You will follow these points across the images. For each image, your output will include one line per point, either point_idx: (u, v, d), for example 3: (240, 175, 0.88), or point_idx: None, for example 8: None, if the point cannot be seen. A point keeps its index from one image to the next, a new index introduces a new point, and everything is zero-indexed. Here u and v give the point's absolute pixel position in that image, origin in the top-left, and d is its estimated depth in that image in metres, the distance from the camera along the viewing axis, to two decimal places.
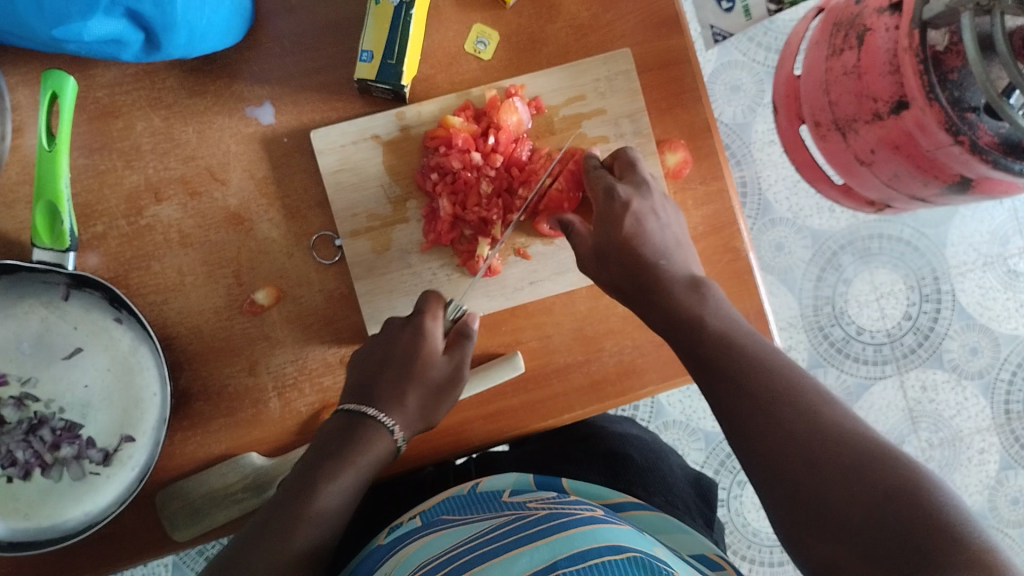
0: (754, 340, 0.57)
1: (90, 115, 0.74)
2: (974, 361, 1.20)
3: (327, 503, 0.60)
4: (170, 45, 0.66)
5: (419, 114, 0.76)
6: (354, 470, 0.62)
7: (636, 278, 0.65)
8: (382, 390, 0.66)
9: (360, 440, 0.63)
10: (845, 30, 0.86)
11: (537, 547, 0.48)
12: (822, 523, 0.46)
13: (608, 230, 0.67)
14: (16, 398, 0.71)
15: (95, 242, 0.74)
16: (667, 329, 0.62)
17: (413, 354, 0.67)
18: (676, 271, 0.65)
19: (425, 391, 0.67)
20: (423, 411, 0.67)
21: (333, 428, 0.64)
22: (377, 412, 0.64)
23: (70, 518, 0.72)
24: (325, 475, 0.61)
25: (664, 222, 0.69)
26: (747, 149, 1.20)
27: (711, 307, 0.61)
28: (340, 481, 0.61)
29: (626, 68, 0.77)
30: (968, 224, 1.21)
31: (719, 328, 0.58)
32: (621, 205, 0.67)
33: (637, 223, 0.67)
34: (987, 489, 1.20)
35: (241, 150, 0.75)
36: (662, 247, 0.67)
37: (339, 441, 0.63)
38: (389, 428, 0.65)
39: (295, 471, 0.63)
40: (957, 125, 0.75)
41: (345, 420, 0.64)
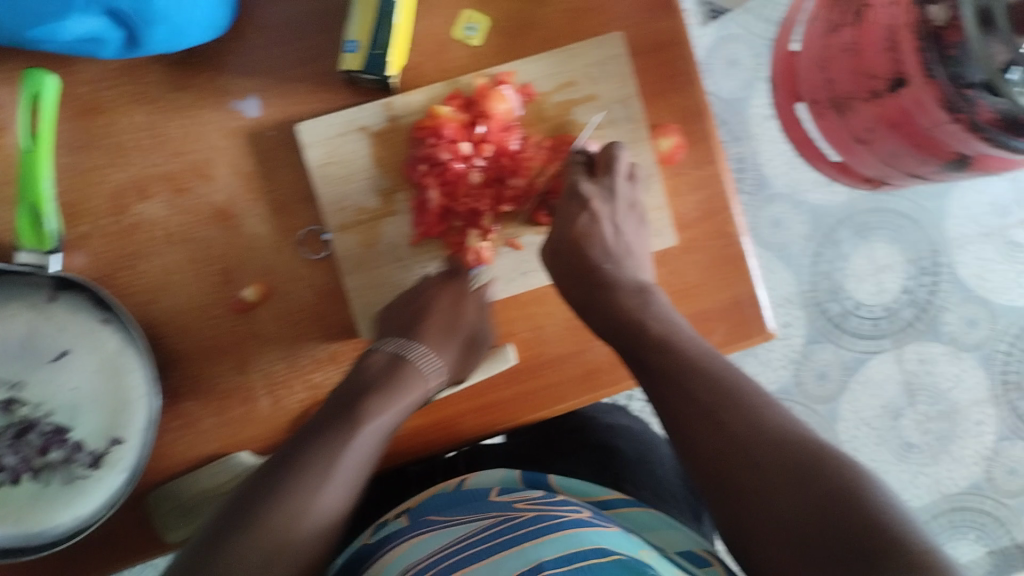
0: (694, 343, 0.60)
1: (71, 113, 0.72)
2: (972, 333, 1.20)
3: (368, 438, 0.64)
4: (151, 44, 0.64)
5: (406, 103, 0.75)
6: (398, 407, 0.66)
7: (584, 280, 0.68)
8: (427, 337, 0.72)
9: (404, 379, 0.68)
10: (843, 7, 0.85)
11: (523, 549, 0.48)
12: (770, 528, 0.47)
13: (562, 224, 0.71)
14: (4, 402, 0.70)
15: (80, 242, 0.73)
16: (607, 331, 0.65)
17: (458, 304, 0.73)
18: (622, 274, 0.69)
19: (467, 342, 0.73)
20: (457, 365, 0.73)
21: (378, 366, 0.69)
22: (422, 354, 0.71)
23: (61, 523, 0.70)
24: (370, 407, 0.65)
25: (619, 229, 0.72)
26: (743, 124, 1.18)
27: (653, 310, 0.64)
28: (381, 417, 0.65)
29: (616, 53, 0.75)
30: (967, 196, 1.20)
31: (660, 332, 0.61)
32: (580, 203, 0.71)
33: (589, 223, 0.71)
34: (984, 459, 1.20)
35: (225, 144, 0.74)
36: (609, 253, 0.70)
37: (382, 379, 0.68)
38: (428, 376, 0.71)
39: (334, 397, 0.67)
40: (956, 103, 0.74)
41: (390, 359, 0.69)
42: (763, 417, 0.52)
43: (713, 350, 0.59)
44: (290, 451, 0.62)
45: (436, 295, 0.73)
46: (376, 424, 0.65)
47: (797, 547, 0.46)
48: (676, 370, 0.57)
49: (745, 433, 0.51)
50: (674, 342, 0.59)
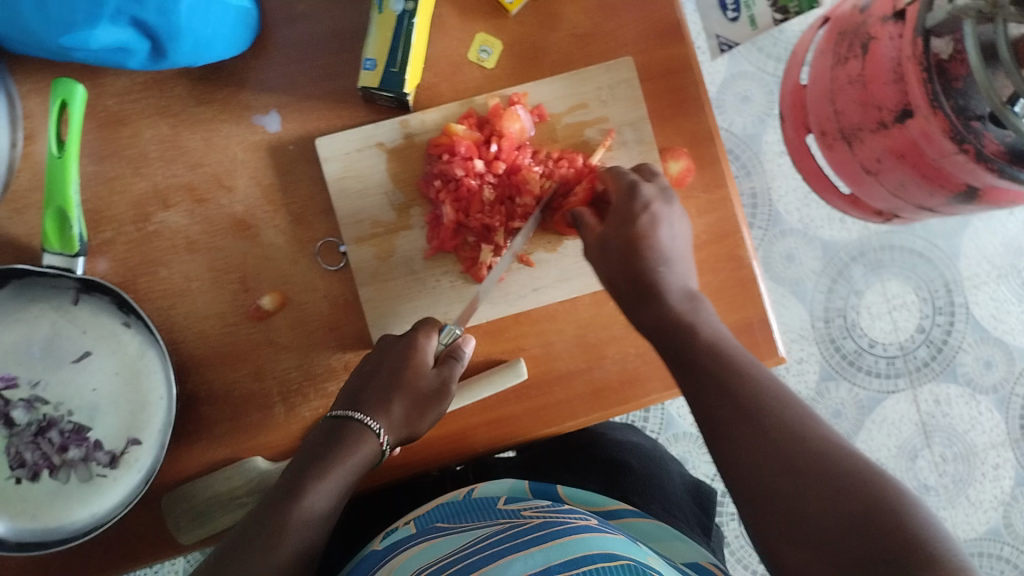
0: (741, 352, 0.59)
1: (100, 123, 0.76)
2: (989, 375, 1.19)
3: (316, 505, 0.60)
4: (176, 53, 0.67)
5: (423, 122, 0.77)
6: (341, 472, 0.62)
7: (637, 282, 0.67)
8: (371, 399, 0.66)
9: (348, 445, 0.63)
10: (850, 39, 0.86)
11: (535, 551, 0.49)
12: (797, 528, 0.46)
13: (620, 224, 0.68)
14: (26, 400, 0.72)
15: (104, 248, 0.75)
16: (654, 328, 0.64)
17: (400, 362, 0.67)
18: (673, 281, 0.66)
19: (411, 400, 0.66)
20: (410, 420, 0.67)
21: (320, 434, 0.64)
22: (364, 416, 0.65)
23: (77, 520, 0.72)
24: (312, 475, 0.61)
25: (675, 233, 0.69)
26: (756, 160, 1.20)
27: (704, 317, 0.63)
28: (327, 483, 0.61)
29: (628, 77, 0.78)
30: (981, 235, 1.20)
31: (709, 339, 0.60)
32: (641, 203, 0.69)
33: (651, 224, 0.68)
34: (1002, 505, 1.19)
35: (247, 157, 0.76)
36: (666, 254, 0.68)
37: (327, 446, 0.63)
38: (375, 432, 0.65)
39: (285, 473, 0.63)
40: (961, 134, 0.75)
41: (335, 424, 0.65)
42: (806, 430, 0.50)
43: (758, 363, 0.57)
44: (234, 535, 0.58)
45: (386, 354, 0.68)
46: (321, 496, 0.61)
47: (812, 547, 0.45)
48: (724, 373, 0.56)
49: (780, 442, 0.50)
50: (703, 357, 0.58)
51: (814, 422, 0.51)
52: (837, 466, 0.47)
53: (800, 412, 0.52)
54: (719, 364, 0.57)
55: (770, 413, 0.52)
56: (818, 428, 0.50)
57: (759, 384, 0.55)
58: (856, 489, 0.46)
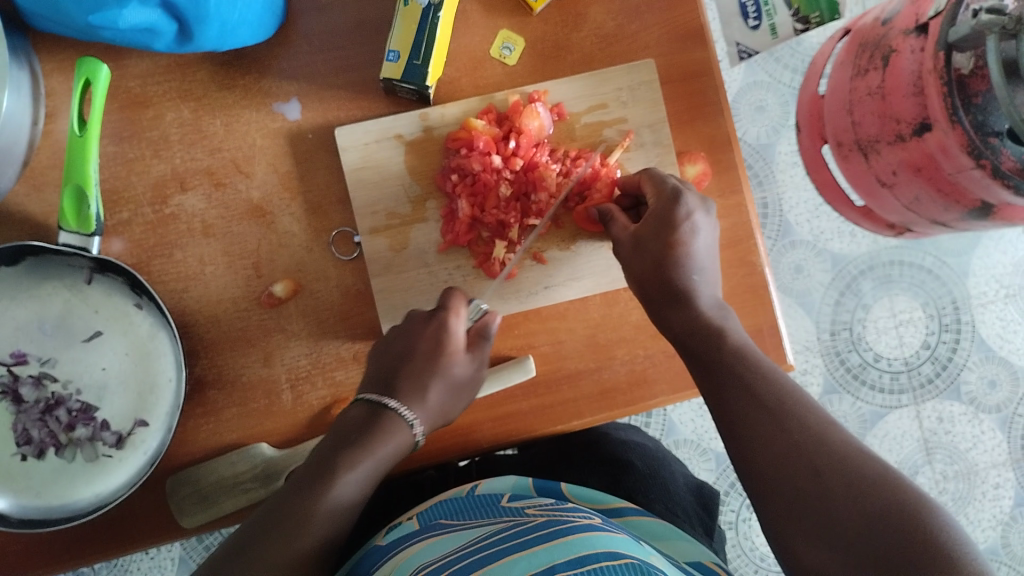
0: (767, 362, 0.58)
1: (121, 104, 0.76)
2: (992, 395, 1.19)
3: (345, 493, 0.60)
4: (202, 37, 0.68)
5: (442, 116, 0.77)
6: (372, 462, 0.61)
7: (666, 288, 0.65)
8: (404, 386, 0.65)
9: (381, 434, 0.62)
10: (871, 51, 0.87)
11: (533, 552, 0.49)
12: (816, 527, 0.47)
13: (659, 229, 0.66)
14: (35, 376, 0.72)
15: (120, 228, 0.76)
16: (685, 335, 0.63)
17: (438, 352, 0.66)
18: (705, 290, 0.65)
19: (446, 388, 0.66)
20: (444, 407, 0.67)
21: (354, 418, 0.63)
22: (399, 406, 0.64)
23: (81, 498, 0.72)
24: (343, 464, 0.60)
25: (711, 244, 0.67)
26: (769, 170, 1.21)
27: (733, 324, 0.63)
28: (358, 471, 0.60)
29: (649, 79, 0.78)
30: (991, 254, 1.20)
31: (736, 348, 0.59)
32: (684, 210, 0.66)
33: (689, 232, 0.66)
34: (1001, 524, 1.19)
35: (266, 144, 0.77)
36: (700, 262, 0.66)
37: (361, 434, 0.62)
38: (409, 422, 0.64)
39: (315, 455, 0.62)
40: (978, 149, 0.75)
41: (369, 412, 0.63)
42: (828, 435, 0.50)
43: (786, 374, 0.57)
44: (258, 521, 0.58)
45: (421, 335, 0.67)
46: (351, 482, 0.60)
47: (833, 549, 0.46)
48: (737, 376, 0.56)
49: (797, 447, 0.50)
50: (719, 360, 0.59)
51: (835, 427, 0.51)
52: (848, 473, 0.47)
53: (813, 417, 0.52)
54: (737, 366, 0.57)
55: (782, 419, 0.52)
56: (831, 435, 0.50)
57: (772, 389, 0.55)
58: (879, 495, 0.46)
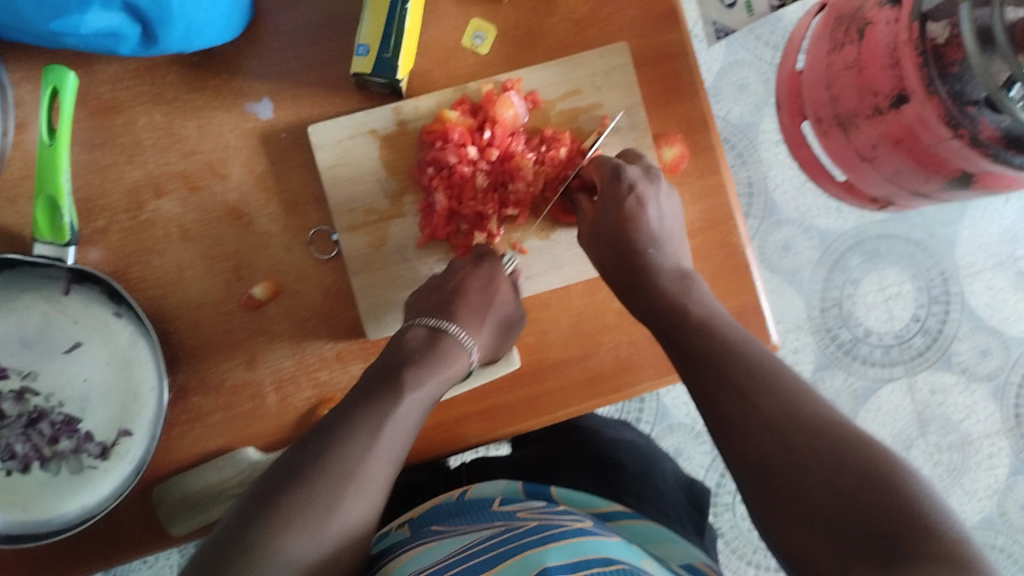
0: (734, 327, 0.58)
1: (91, 111, 0.75)
2: (984, 364, 1.19)
3: (412, 406, 0.62)
4: (167, 39, 0.67)
5: (416, 109, 0.77)
6: (439, 379, 0.65)
7: (625, 264, 0.67)
8: (462, 314, 0.70)
9: (443, 354, 0.67)
10: (846, 25, 0.86)
11: (521, 559, 0.48)
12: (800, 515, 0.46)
13: (609, 208, 0.69)
14: (16, 391, 0.72)
15: (96, 236, 0.75)
16: (649, 316, 0.63)
17: (490, 287, 0.71)
18: (665, 261, 0.66)
19: (498, 324, 0.72)
20: (493, 344, 0.72)
21: (415, 341, 0.67)
22: (459, 331, 0.69)
23: (67, 511, 0.72)
24: (411, 376, 0.63)
25: (663, 213, 0.70)
26: (752, 149, 1.20)
27: (696, 298, 0.62)
28: (426, 386, 0.63)
29: (622, 62, 0.77)
30: (977, 224, 1.20)
31: (702, 317, 0.59)
32: (627, 185, 0.69)
33: (637, 205, 0.68)
34: (997, 493, 1.19)
35: (240, 145, 0.76)
36: (655, 236, 0.68)
37: (424, 353, 0.66)
38: (468, 350, 0.69)
39: (374, 370, 0.65)
40: (956, 119, 0.75)
41: (429, 334, 0.68)
42: (799, 404, 0.50)
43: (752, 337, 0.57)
44: (336, 416, 0.60)
45: (471, 273, 0.72)
46: (419, 394, 0.63)
47: (818, 528, 0.45)
48: (714, 354, 0.55)
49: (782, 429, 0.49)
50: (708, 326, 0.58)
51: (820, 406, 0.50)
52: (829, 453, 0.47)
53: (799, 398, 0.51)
54: (710, 338, 0.57)
55: (761, 384, 0.51)
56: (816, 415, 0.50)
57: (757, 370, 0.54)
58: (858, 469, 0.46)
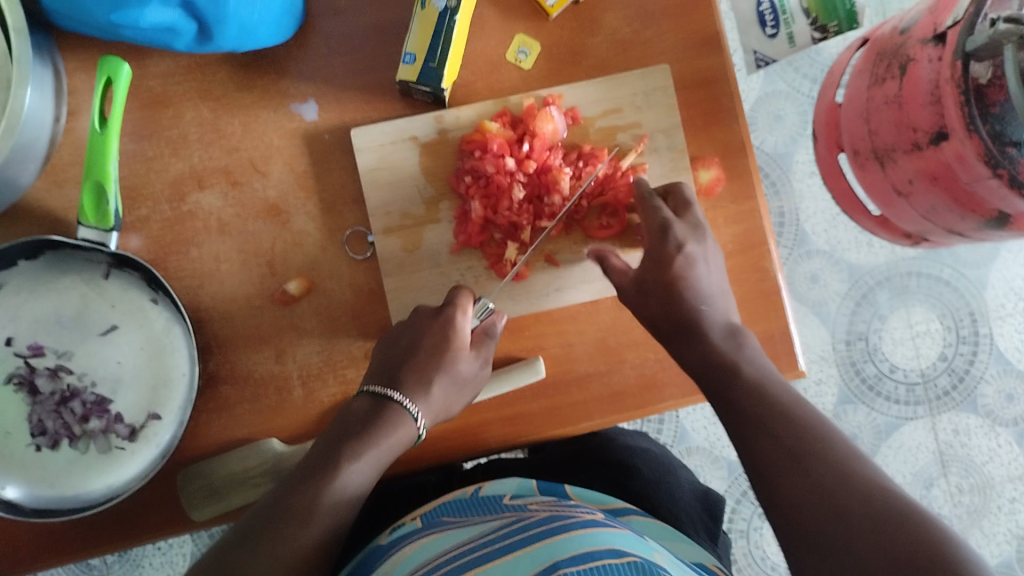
0: (786, 392, 0.58)
1: (142, 103, 0.77)
2: (1010, 408, 1.18)
3: (351, 482, 0.61)
4: (221, 37, 0.68)
5: (457, 118, 0.78)
6: (380, 451, 0.63)
7: (673, 322, 0.68)
8: (408, 380, 0.67)
9: (386, 423, 0.64)
10: (889, 60, 0.86)
11: (538, 547, 0.49)
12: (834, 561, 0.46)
13: (657, 269, 0.69)
14: (51, 369, 0.73)
15: (138, 225, 0.77)
16: (700, 369, 0.64)
17: (443, 347, 0.68)
18: (717, 318, 0.67)
19: (450, 384, 0.68)
20: (446, 402, 0.69)
21: (359, 410, 0.65)
22: (403, 398, 0.66)
23: (94, 489, 0.73)
24: (350, 452, 0.62)
25: (711, 271, 0.70)
26: (785, 178, 1.20)
27: (748, 354, 0.63)
28: (366, 459, 0.62)
29: (663, 84, 0.78)
30: (1011, 266, 1.19)
31: (755, 376, 0.60)
32: (673, 245, 0.69)
33: (686, 265, 0.69)
34: (1017, 539, 1.17)
35: (283, 144, 0.77)
36: (706, 294, 0.68)
37: (365, 424, 0.64)
38: (414, 416, 0.66)
39: (317, 447, 0.63)
40: (996, 158, 0.74)
41: (373, 403, 0.65)
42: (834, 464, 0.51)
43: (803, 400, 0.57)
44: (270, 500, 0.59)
45: (428, 330, 0.69)
46: (357, 469, 0.61)
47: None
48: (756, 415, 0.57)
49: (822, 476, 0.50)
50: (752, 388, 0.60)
51: None
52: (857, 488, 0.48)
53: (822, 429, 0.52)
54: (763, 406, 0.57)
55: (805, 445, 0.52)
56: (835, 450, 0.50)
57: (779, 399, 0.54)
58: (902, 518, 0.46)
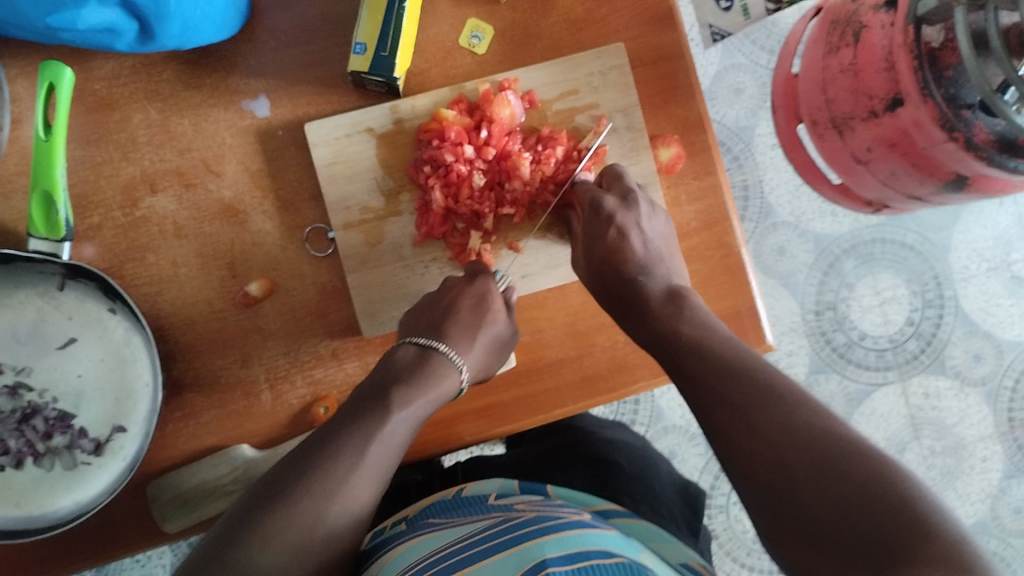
0: (728, 344, 0.59)
1: (87, 107, 0.75)
2: (977, 368, 1.20)
3: (375, 466, 0.60)
4: (164, 36, 0.67)
5: (413, 107, 0.77)
6: (425, 400, 0.65)
7: (617, 293, 0.69)
8: (454, 333, 0.70)
9: (433, 373, 0.67)
10: (841, 29, 0.86)
11: (524, 548, 0.48)
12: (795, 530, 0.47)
13: (596, 240, 0.71)
14: (10, 386, 0.71)
15: (91, 233, 0.75)
16: (647, 340, 0.65)
17: (482, 306, 0.71)
18: (654, 284, 0.69)
19: (490, 342, 0.72)
20: (485, 362, 0.72)
21: (405, 359, 0.68)
22: (449, 350, 0.70)
23: (61, 507, 0.72)
24: (399, 397, 0.64)
25: (649, 237, 0.72)
26: (748, 152, 1.20)
27: (690, 316, 0.63)
28: (414, 407, 0.64)
29: (618, 63, 0.77)
30: (972, 228, 1.21)
31: (695, 335, 0.61)
32: (608, 220, 0.71)
33: (620, 237, 0.70)
34: (990, 497, 1.19)
35: (236, 143, 0.76)
36: (643, 262, 0.70)
37: (413, 371, 0.67)
38: (458, 368, 0.70)
39: (360, 392, 0.66)
40: (951, 122, 0.74)
41: (419, 352, 0.69)
42: (795, 416, 0.50)
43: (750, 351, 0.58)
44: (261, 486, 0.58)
45: (463, 293, 0.72)
46: (405, 416, 0.64)
47: (821, 544, 0.45)
48: (710, 377, 0.57)
49: (779, 436, 0.50)
50: (707, 345, 0.59)
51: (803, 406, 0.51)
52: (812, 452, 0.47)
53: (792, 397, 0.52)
54: (705, 360, 0.58)
55: (771, 404, 0.52)
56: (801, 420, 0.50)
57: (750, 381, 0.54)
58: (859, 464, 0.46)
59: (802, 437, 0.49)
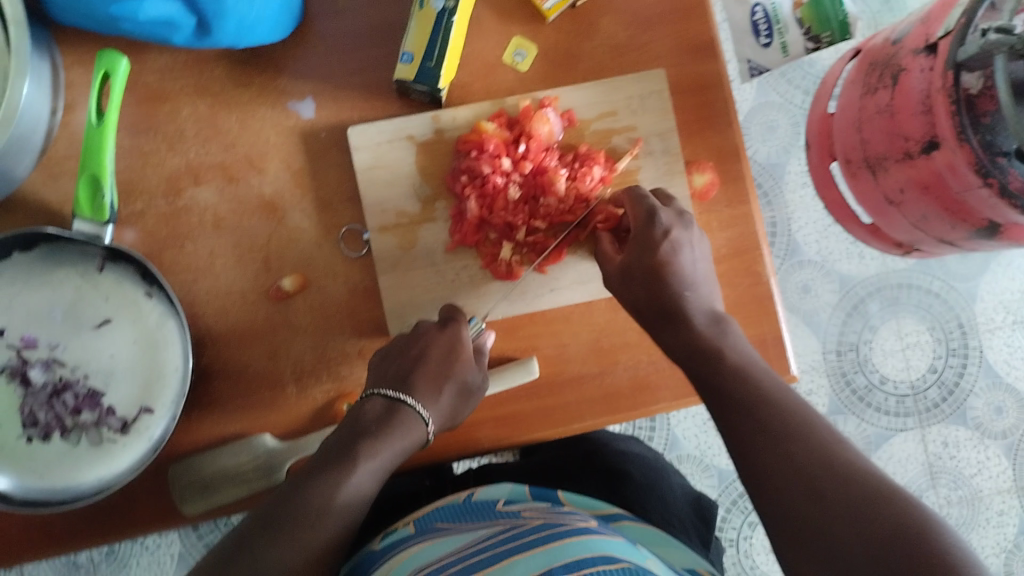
0: (771, 375, 0.60)
1: (138, 98, 0.77)
2: (999, 421, 1.19)
3: (367, 478, 0.62)
4: (220, 33, 0.69)
5: (454, 119, 0.79)
6: (392, 450, 0.64)
7: (660, 310, 0.68)
8: (420, 385, 0.69)
9: (400, 425, 0.66)
10: (880, 70, 0.87)
11: (534, 555, 0.50)
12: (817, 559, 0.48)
13: (643, 252, 0.70)
14: (44, 360, 0.73)
15: (133, 219, 0.77)
16: (680, 352, 0.65)
17: (452, 355, 0.71)
18: (698, 303, 0.68)
19: (457, 392, 0.71)
20: (453, 411, 0.71)
21: (374, 411, 0.66)
22: (415, 403, 0.68)
23: (84, 482, 0.73)
24: (365, 451, 0.63)
25: (696, 256, 0.71)
26: (779, 189, 1.21)
27: (731, 341, 0.64)
28: (380, 458, 0.63)
29: (658, 89, 0.79)
30: (1000, 279, 1.20)
31: (737, 362, 0.61)
32: (661, 231, 0.70)
33: (672, 251, 0.70)
34: (1004, 552, 1.18)
35: (280, 141, 0.78)
36: (690, 278, 0.69)
37: (380, 424, 0.65)
38: (425, 419, 0.68)
39: (328, 444, 0.65)
40: (986, 168, 0.75)
41: (386, 405, 0.67)
42: (833, 459, 0.51)
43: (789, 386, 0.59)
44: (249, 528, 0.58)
45: (431, 343, 0.71)
46: (372, 466, 0.63)
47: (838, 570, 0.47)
48: (749, 401, 0.57)
49: (815, 465, 0.51)
50: (751, 376, 0.60)
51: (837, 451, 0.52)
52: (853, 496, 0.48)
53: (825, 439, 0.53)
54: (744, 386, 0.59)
55: (802, 438, 0.53)
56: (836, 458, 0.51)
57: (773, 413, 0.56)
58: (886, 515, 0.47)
59: (828, 474, 0.50)
